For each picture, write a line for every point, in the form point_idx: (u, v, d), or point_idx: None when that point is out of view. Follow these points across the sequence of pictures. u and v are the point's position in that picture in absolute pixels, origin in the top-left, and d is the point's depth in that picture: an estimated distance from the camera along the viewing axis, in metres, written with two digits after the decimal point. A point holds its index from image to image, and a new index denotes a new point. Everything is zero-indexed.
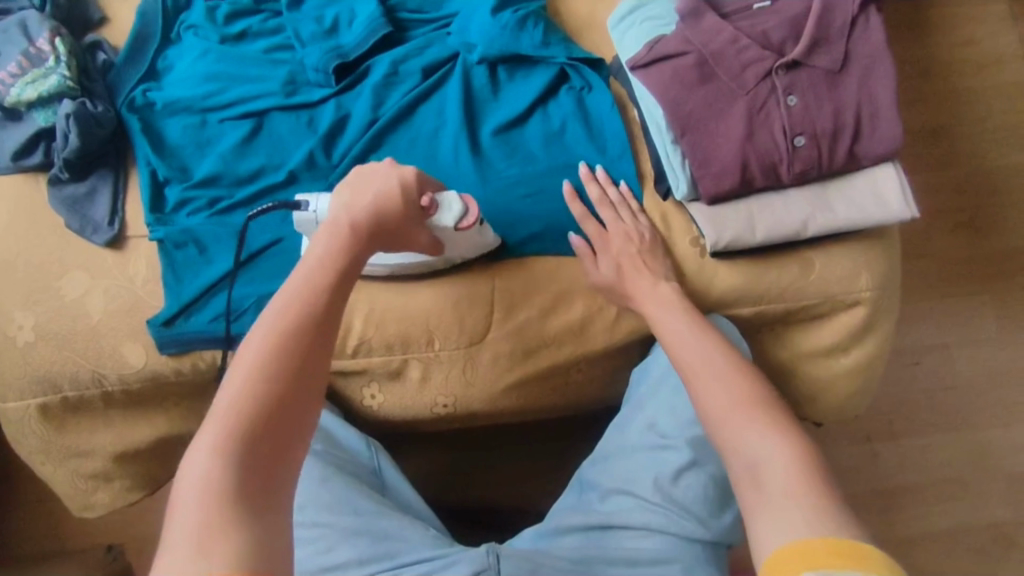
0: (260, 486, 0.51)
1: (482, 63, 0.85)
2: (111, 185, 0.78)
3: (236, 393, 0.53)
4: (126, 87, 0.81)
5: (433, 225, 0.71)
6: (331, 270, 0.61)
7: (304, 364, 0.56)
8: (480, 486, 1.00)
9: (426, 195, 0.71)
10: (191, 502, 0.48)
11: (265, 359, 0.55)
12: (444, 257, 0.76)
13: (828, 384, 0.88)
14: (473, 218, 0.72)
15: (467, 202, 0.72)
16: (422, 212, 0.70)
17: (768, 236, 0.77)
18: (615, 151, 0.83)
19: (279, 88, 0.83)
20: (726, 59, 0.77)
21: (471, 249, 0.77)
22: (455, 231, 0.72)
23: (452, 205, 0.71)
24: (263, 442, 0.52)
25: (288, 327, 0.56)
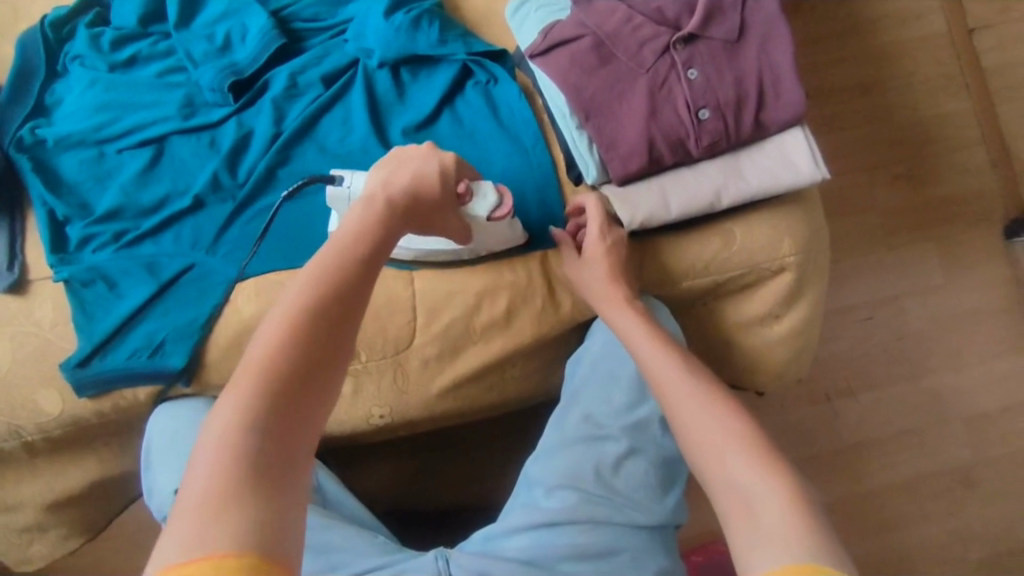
0: (272, 458, 0.48)
1: (383, 67, 0.83)
2: (7, 229, 0.76)
3: (257, 362, 0.52)
4: (14, 127, 0.78)
5: (466, 211, 0.69)
6: (362, 246, 0.59)
7: (329, 340, 0.54)
8: (432, 492, 0.99)
9: (462, 182, 0.69)
10: (202, 465, 0.47)
11: (291, 330, 0.53)
12: (468, 247, 0.75)
13: (764, 352, 0.88)
14: (507, 210, 0.70)
15: (505, 194, 0.71)
16: (458, 196, 0.69)
17: (683, 211, 0.77)
18: (528, 142, 0.81)
19: (175, 112, 0.80)
20: (622, 39, 0.77)
21: (504, 243, 0.76)
22: (488, 223, 0.71)
23: (487, 195, 0.70)
24: (283, 412, 0.50)
25: (317, 298, 0.55)
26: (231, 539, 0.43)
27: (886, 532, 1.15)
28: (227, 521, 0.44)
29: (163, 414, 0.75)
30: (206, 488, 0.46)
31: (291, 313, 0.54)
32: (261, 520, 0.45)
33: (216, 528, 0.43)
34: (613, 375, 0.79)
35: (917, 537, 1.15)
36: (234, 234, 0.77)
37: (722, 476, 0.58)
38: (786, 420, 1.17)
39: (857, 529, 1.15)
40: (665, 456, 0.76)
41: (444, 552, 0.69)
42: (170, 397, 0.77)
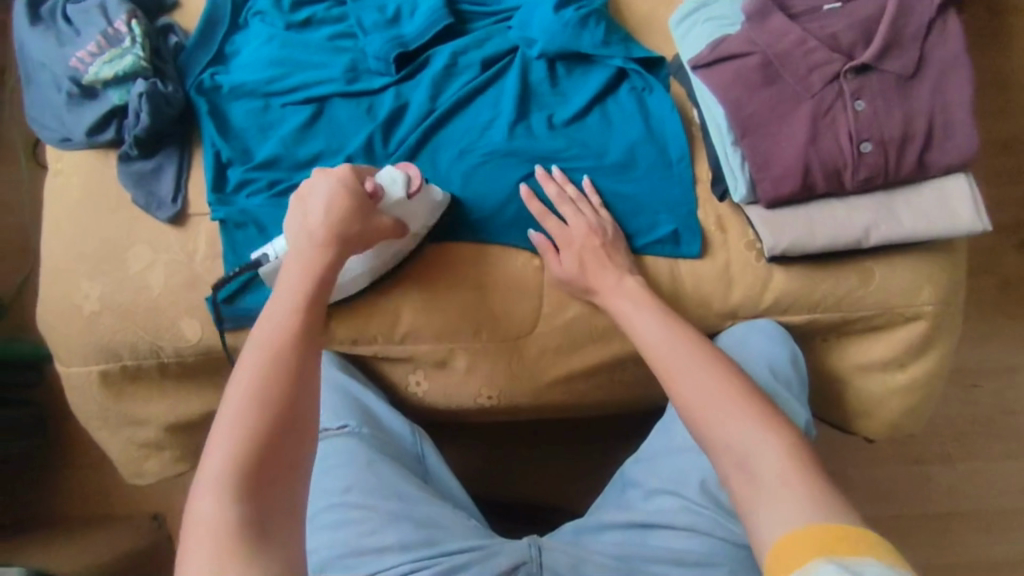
0: (264, 512, 0.51)
1: (541, 58, 0.85)
2: (176, 163, 0.80)
3: (238, 427, 0.53)
4: (196, 70, 0.83)
5: (385, 205, 0.71)
6: (301, 299, 0.63)
7: (294, 395, 0.57)
8: (521, 485, 1.00)
9: (367, 182, 0.71)
10: (198, 532, 0.49)
11: (245, 397, 0.55)
12: (411, 236, 0.75)
13: (881, 400, 0.85)
14: (417, 179, 0.73)
15: (405, 167, 0.73)
16: (369, 197, 0.70)
17: (828, 243, 0.75)
18: (676, 151, 0.82)
19: (340, 75, 0.84)
20: (793, 60, 0.76)
21: (430, 215, 0.76)
22: (408, 200, 0.73)
23: (394, 178, 0.71)
24: (265, 469, 0.52)
25: (266, 358, 0.58)
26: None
27: None
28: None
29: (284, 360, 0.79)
30: (210, 548, 0.48)
31: (249, 377, 0.56)
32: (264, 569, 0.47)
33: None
34: None
35: None
36: None
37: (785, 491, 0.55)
38: (871, 475, 1.13)
39: None
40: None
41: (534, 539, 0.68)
42: None
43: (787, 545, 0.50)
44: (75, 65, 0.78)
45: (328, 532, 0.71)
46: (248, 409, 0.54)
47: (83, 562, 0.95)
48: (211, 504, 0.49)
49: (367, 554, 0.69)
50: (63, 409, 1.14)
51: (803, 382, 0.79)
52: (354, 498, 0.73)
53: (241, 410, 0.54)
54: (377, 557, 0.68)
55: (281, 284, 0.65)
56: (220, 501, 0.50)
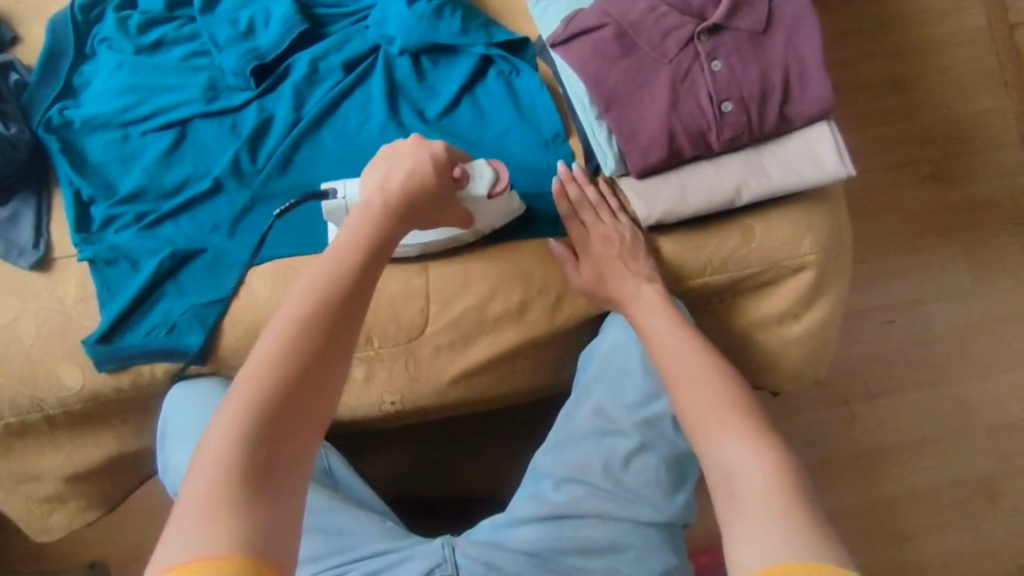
0: (270, 458, 0.51)
1: (404, 54, 0.83)
2: (34, 207, 0.77)
3: (269, 366, 0.54)
4: (43, 107, 0.80)
5: (466, 194, 0.71)
6: (353, 253, 0.62)
7: (328, 354, 0.56)
8: (450, 480, 1.00)
9: (456, 167, 0.70)
10: (202, 465, 0.50)
11: (281, 336, 0.56)
12: (472, 230, 0.76)
13: (781, 352, 0.86)
14: (504, 183, 0.72)
15: (497, 166, 0.72)
16: (454, 182, 0.70)
17: (702, 206, 0.75)
18: (549, 133, 0.81)
19: (199, 95, 0.81)
20: (646, 28, 0.75)
21: (499, 217, 0.76)
22: (487, 199, 0.72)
23: (484, 173, 0.71)
24: (283, 419, 0.53)
25: (310, 308, 0.57)
26: (231, 541, 0.46)
27: (905, 540, 1.12)
28: (226, 517, 0.47)
29: (178, 393, 0.76)
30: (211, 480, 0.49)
31: (286, 321, 0.57)
32: (254, 520, 0.47)
33: (212, 528, 0.46)
34: (624, 369, 0.78)
35: (934, 548, 1.12)
36: (256, 219, 0.78)
37: (729, 490, 0.56)
38: (800, 424, 1.15)
39: (877, 537, 1.12)
40: (676, 452, 0.74)
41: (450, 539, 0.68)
42: (190, 372, 0.78)
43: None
44: None
45: None
46: (275, 354, 0.55)
47: None
48: (225, 435, 0.51)
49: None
50: None
51: None
52: None
53: (272, 353, 0.55)
54: None
55: (342, 232, 0.64)
56: (232, 435, 0.51)
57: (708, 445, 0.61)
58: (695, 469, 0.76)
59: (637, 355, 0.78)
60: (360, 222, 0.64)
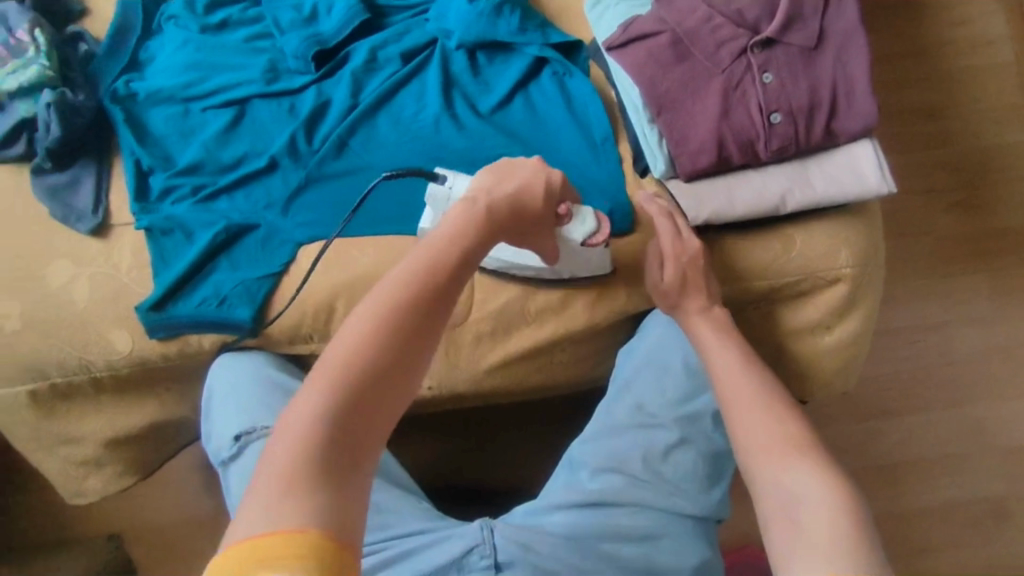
0: (344, 441, 0.52)
1: (461, 49, 0.85)
2: (95, 174, 0.79)
3: (358, 347, 0.54)
4: (108, 78, 0.81)
5: (562, 232, 0.72)
6: (450, 250, 0.60)
7: (413, 352, 0.56)
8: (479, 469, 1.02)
9: (564, 203, 0.71)
10: (279, 440, 0.51)
11: (374, 318, 0.55)
12: (546, 270, 0.78)
13: (811, 361, 0.89)
14: (601, 237, 0.73)
15: (602, 221, 0.73)
16: (558, 217, 0.71)
17: (747, 212, 0.78)
18: (599, 135, 0.83)
19: (259, 76, 0.83)
20: (701, 38, 0.77)
21: (581, 269, 0.78)
22: (574, 245, 0.74)
23: (589, 221, 0.72)
24: (366, 409, 0.53)
25: (409, 301, 0.56)
26: (307, 521, 0.47)
27: (916, 558, 1.14)
28: (306, 494, 0.48)
29: (225, 363, 0.79)
30: (291, 459, 0.50)
31: (382, 307, 0.56)
32: (329, 505, 0.48)
33: (289, 507, 0.47)
34: (666, 366, 0.81)
35: (946, 566, 1.14)
36: (310, 199, 0.80)
37: (791, 516, 0.58)
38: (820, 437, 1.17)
39: (892, 551, 1.14)
40: (714, 449, 0.77)
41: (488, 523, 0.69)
42: (235, 345, 0.80)
43: None
44: None
45: None
46: (368, 344, 0.54)
47: None
48: (308, 417, 0.51)
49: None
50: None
51: None
52: None
53: (361, 343, 0.54)
54: None
55: (437, 227, 0.62)
56: (316, 414, 0.51)
57: (765, 478, 0.63)
58: (730, 467, 0.79)
59: (681, 355, 0.82)
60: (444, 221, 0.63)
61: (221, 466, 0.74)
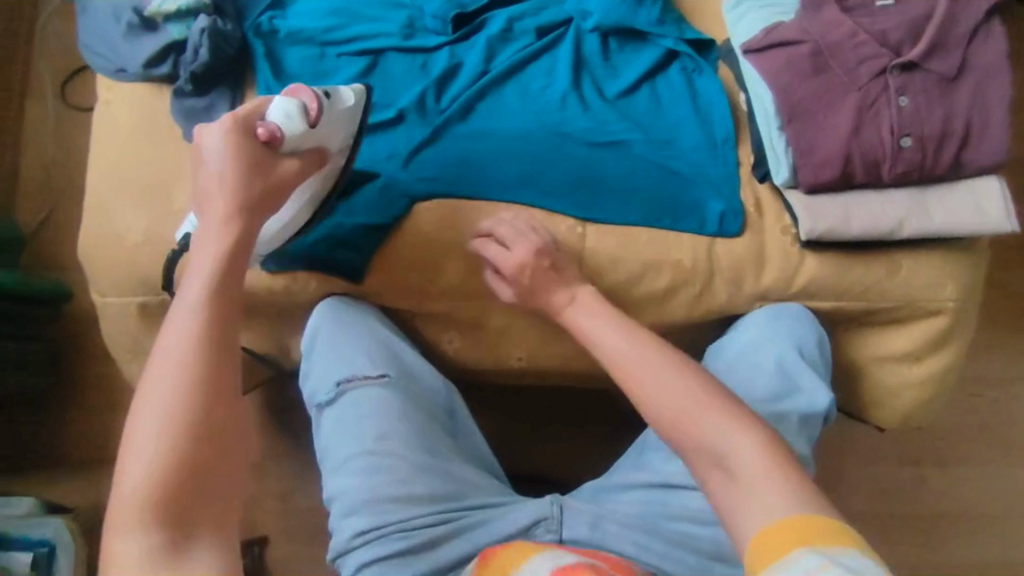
0: (192, 499, 0.51)
1: (595, 32, 0.86)
2: (228, 102, 0.81)
3: (161, 397, 0.52)
4: (256, 12, 0.84)
5: (287, 142, 0.69)
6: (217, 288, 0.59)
7: (231, 429, 0.54)
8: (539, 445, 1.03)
9: (260, 128, 0.68)
10: (124, 507, 0.49)
11: (177, 363, 0.54)
12: (337, 154, 0.75)
13: (896, 391, 0.90)
14: (313, 107, 0.70)
15: (298, 97, 0.70)
16: (269, 143, 0.68)
17: (863, 232, 0.78)
18: (721, 135, 0.84)
19: (397, 30, 0.85)
20: (843, 52, 0.77)
21: (350, 125, 0.75)
22: (311, 130, 0.70)
23: (286, 116, 0.69)
24: (201, 491, 0.51)
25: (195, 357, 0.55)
26: None
27: None
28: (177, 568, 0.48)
29: (331, 308, 0.81)
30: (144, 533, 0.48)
31: (173, 367, 0.54)
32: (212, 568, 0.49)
33: None
34: (758, 364, 0.82)
35: None
36: (432, 155, 0.81)
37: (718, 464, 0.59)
38: (867, 473, 1.16)
39: None
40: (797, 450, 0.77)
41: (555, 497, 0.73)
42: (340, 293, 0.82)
43: (766, 537, 0.52)
44: None
45: (358, 478, 0.72)
46: (171, 414, 0.52)
47: None
48: (129, 487, 0.49)
49: (397, 502, 0.71)
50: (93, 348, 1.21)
51: (826, 366, 0.85)
52: (388, 446, 0.74)
53: (162, 409, 0.52)
54: (407, 507, 0.71)
55: (193, 257, 0.61)
56: (149, 473, 0.50)
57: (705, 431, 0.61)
58: (808, 473, 0.79)
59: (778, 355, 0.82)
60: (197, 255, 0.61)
61: (316, 408, 0.78)
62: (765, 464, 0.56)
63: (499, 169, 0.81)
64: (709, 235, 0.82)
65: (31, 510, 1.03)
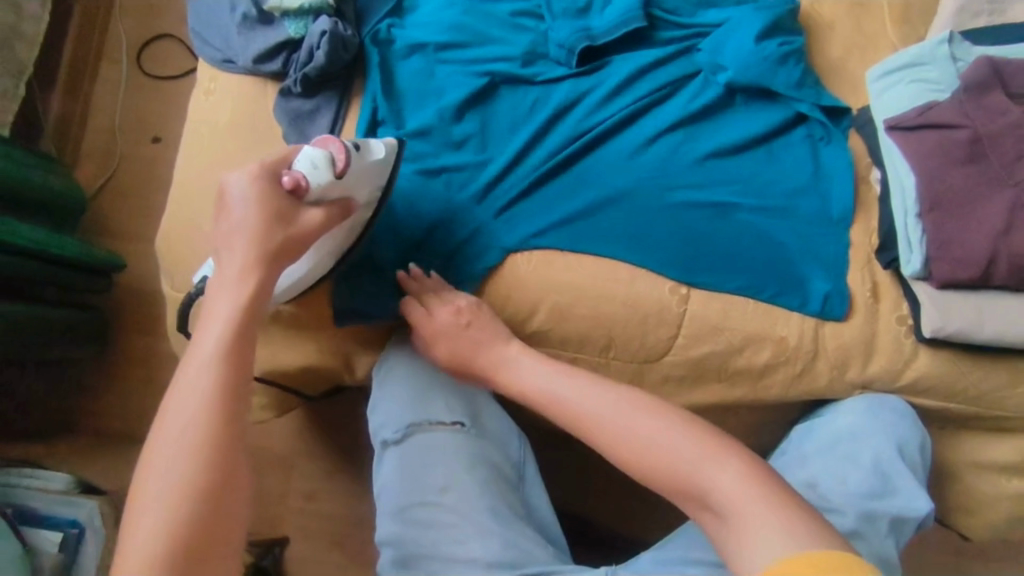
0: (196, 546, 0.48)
1: (723, 88, 0.80)
2: (334, 110, 0.77)
3: (180, 432, 0.51)
4: (375, 18, 0.80)
5: (314, 194, 0.64)
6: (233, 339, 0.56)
7: (228, 493, 0.50)
8: (600, 500, 0.99)
9: (286, 176, 0.64)
10: (128, 547, 0.47)
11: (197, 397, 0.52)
12: (363, 206, 0.70)
13: (989, 502, 0.83)
14: (339, 155, 0.65)
15: (327, 146, 0.65)
16: (292, 194, 0.63)
17: (994, 338, 0.72)
18: (838, 212, 0.78)
19: (518, 55, 0.80)
20: (1004, 143, 0.71)
21: (378, 179, 0.69)
22: (338, 180, 0.65)
23: (314, 165, 0.64)
24: (199, 561, 0.48)
25: (197, 417, 0.52)
26: None
27: None
28: None
29: (405, 350, 0.78)
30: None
31: (194, 403, 0.52)
32: None
33: None
34: (853, 457, 0.72)
35: None
36: (528, 199, 0.77)
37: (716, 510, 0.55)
38: None
39: None
40: (890, 555, 0.66)
41: (610, 568, 0.67)
42: (405, 330, 0.79)
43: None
44: None
45: (416, 530, 0.69)
46: (183, 451, 0.50)
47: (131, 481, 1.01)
48: (138, 533, 0.47)
49: (455, 563, 0.67)
50: (136, 331, 1.17)
51: (925, 456, 0.75)
52: (450, 502, 0.69)
53: (168, 462, 0.50)
54: (463, 569, 0.66)
55: (206, 313, 0.58)
56: (157, 513, 0.48)
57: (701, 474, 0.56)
58: None
59: (876, 445, 0.72)
60: (216, 297, 0.59)
61: (381, 444, 0.74)
62: (745, 489, 0.54)
63: (595, 217, 0.76)
64: (820, 317, 0.76)
65: (66, 488, 0.93)
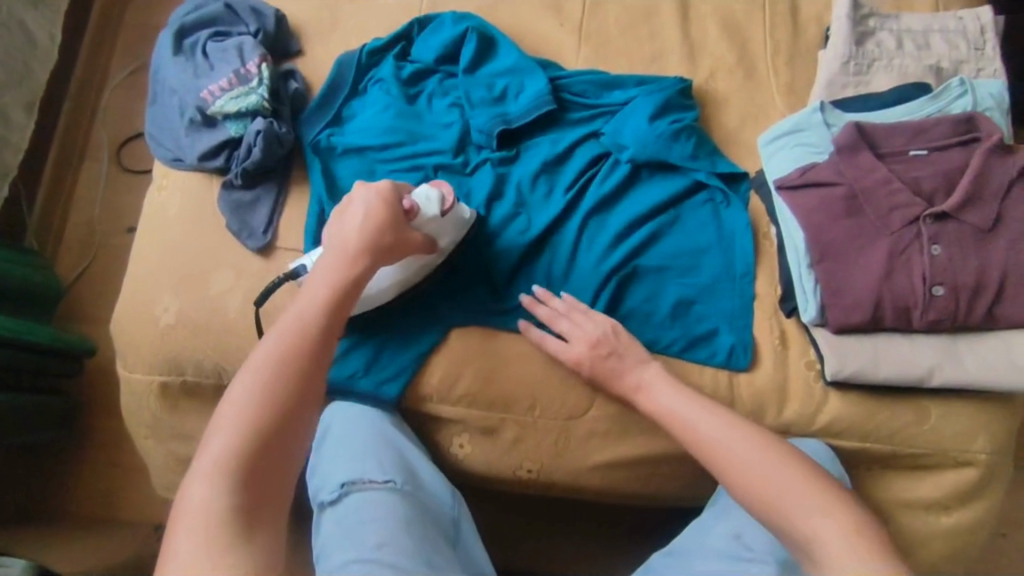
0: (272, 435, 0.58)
1: (630, 163, 0.88)
2: (272, 198, 0.85)
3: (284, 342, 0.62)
4: (313, 129, 0.89)
5: (420, 219, 0.76)
6: (312, 341, 0.63)
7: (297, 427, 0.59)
8: (551, 558, 1.00)
9: (406, 200, 0.75)
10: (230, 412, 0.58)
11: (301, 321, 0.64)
12: (441, 251, 0.80)
13: (922, 541, 0.84)
14: (448, 197, 0.78)
15: (440, 188, 0.78)
16: (405, 211, 0.74)
17: (890, 378, 0.77)
18: (741, 268, 0.84)
19: (448, 148, 0.89)
20: (876, 197, 0.78)
21: (459, 233, 0.81)
22: (441, 216, 0.78)
23: (429, 197, 0.76)
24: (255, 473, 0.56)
25: (271, 375, 0.60)
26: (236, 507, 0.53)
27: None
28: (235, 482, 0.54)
29: (334, 414, 0.81)
30: (200, 505, 0.53)
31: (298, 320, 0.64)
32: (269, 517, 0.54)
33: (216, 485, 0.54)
34: None
35: None
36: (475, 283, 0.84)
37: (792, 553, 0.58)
38: None
39: None
40: None
41: None
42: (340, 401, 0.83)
43: None
44: (205, 96, 0.85)
45: None
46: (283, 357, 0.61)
47: (90, 560, 1.01)
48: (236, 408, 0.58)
49: None
50: (102, 412, 1.21)
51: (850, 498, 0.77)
52: (388, 555, 0.68)
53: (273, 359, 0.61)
54: None
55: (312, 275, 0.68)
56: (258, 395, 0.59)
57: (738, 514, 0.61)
58: None
59: None
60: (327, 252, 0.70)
61: (319, 507, 0.75)
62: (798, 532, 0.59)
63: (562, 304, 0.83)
64: (724, 368, 0.81)
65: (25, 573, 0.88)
